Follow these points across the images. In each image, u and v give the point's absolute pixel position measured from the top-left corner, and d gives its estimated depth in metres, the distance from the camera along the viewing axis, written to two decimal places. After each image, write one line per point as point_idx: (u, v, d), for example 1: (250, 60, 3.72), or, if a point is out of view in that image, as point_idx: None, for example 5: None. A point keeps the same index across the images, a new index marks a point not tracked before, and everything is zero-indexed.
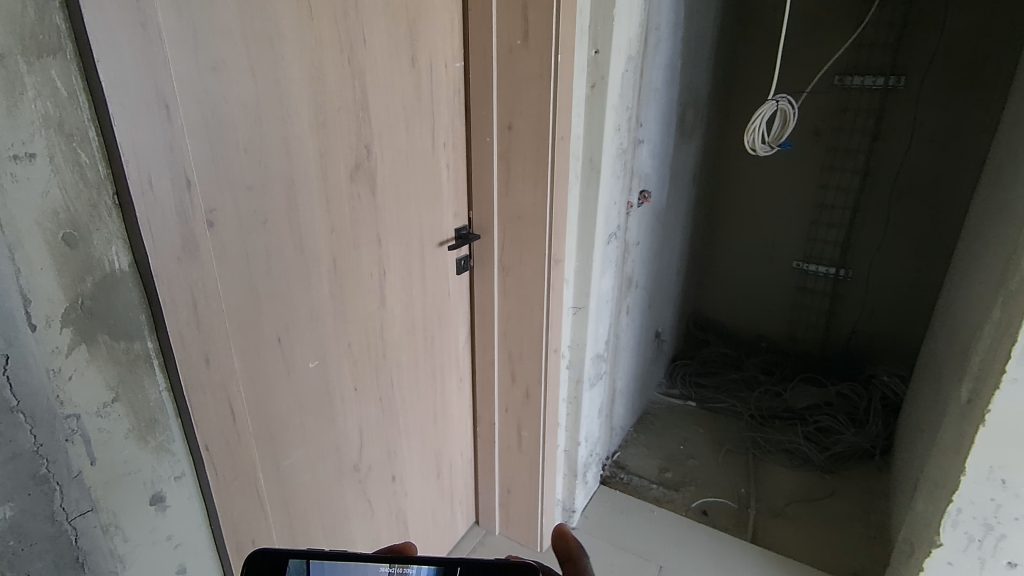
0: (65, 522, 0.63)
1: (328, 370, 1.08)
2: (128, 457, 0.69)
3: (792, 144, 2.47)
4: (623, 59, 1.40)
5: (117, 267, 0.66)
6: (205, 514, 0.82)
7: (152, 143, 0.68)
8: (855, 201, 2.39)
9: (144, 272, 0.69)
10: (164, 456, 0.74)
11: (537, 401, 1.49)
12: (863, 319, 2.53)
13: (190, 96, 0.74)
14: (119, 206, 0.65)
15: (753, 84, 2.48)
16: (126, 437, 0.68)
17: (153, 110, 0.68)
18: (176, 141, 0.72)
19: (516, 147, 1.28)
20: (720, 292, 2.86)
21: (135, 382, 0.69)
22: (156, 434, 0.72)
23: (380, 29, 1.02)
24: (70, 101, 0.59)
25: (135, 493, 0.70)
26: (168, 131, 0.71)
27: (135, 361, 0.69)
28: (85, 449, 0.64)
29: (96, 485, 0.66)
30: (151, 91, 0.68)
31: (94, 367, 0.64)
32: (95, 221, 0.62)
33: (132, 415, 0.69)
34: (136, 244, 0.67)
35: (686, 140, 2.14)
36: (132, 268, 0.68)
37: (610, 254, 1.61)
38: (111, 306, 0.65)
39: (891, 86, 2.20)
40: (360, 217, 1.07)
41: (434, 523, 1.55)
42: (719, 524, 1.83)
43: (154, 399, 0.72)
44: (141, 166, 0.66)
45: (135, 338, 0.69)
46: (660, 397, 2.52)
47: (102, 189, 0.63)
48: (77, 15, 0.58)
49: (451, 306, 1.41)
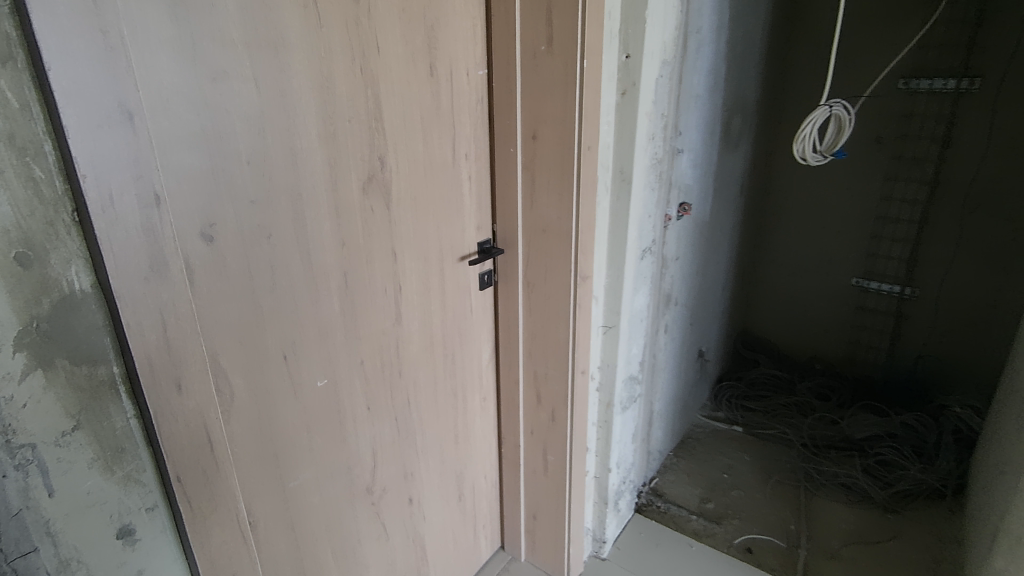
0: (5, 562, 0.62)
1: (338, 390, 1.04)
2: (92, 488, 0.67)
3: (852, 152, 2.31)
4: (657, 62, 1.31)
5: (78, 288, 0.65)
6: (180, 548, 0.81)
7: (114, 156, 0.66)
8: (922, 214, 2.20)
9: (107, 293, 0.67)
10: (133, 486, 0.72)
11: (563, 424, 1.41)
12: (932, 342, 2.31)
13: (183, 108, 0.73)
14: (79, 223, 0.64)
15: (808, 89, 2.33)
16: (89, 467, 0.67)
17: (115, 122, 0.66)
18: (142, 153, 0.69)
19: (541, 157, 1.22)
20: (771, 309, 2.70)
21: (99, 409, 0.67)
22: (124, 464, 0.71)
23: (395, 38, 0.99)
24: (23, 114, 0.58)
25: (99, 525, 0.69)
26: (133, 144, 0.68)
27: (98, 387, 0.67)
28: (41, 481, 0.63)
29: (53, 518, 0.64)
30: (110, 100, 0.65)
31: (51, 394, 0.62)
32: (52, 240, 0.62)
33: (96, 443, 0.67)
34: (98, 263, 0.66)
35: (732, 148, 2.02)
36: (94, 289, 0.66)
37: (645, 269, 1.51)
38: (70, 328, 0.64)
39: (964, 89, 2.02)
40: (374, 230, 1.04)
41: (455, 547, 1.48)
42: (766, 564, 1.68)
43: (121, 427, 0.70)
44: (100, 181, 0.64)
45: (100, 362, 0.67)
46: (703, 420, 2.38)
47: (60, 206, 0.62)
48: (26, 22, 0.57)
49: (473, 322, 1.35)
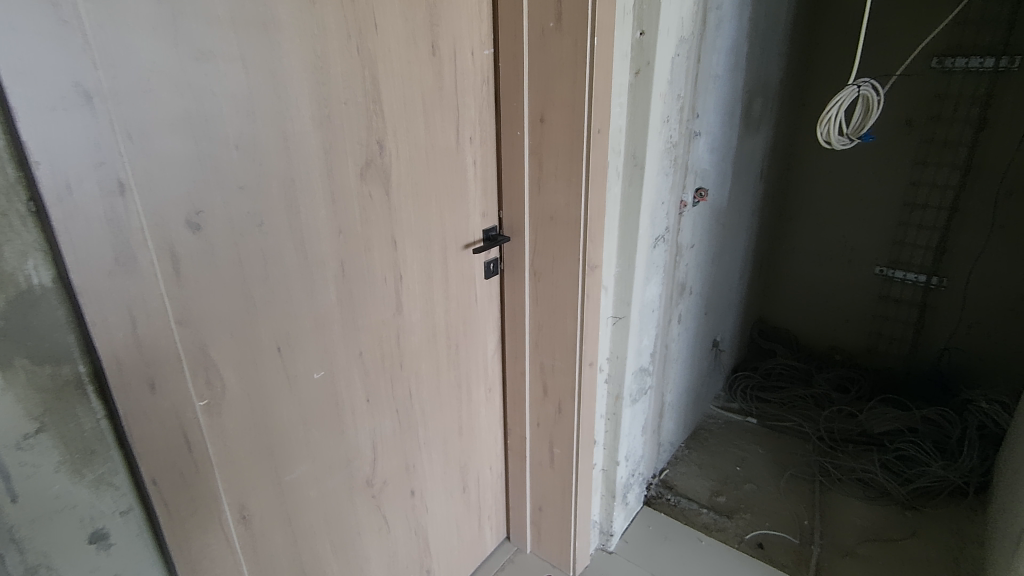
0: None
1: (335, 383, 1.01)
2: (60, 492, 0.65)
3: (879, 136, 2.21)
4: (674, 40, 1.24)
5: (37, 284, 0.61)
6: (156, 551, 0.79)
7: (72, 142, 0.62)
8: (953, 200, 2.11)
9: (69, 288, 0.64)
10: (105, 489, 0.70)
11: (570, 418, 1.37)
12: (959, 335, 2.22)
13: (161, 90, 0.69)
14: (36, 215, 0.61)
15: (835, 68, 2.23)
16: (56, 471, 0.64)
17: (72, 105, 0.61)
18: (103, 139, 0.64)
19: (548, 142, 1.16)
20: (789, 298, 2.62)
21: (66, 411, 0.65)
22: (94, 466, 0.68)
23: (394, 15, 0.94)
24: None
25: (70, 530, 0.67)
26: (93, 129, 0.64)
27: (63, 388, 0.64)
28: (4, 486, 0.60)
29: (18, 524, 0.62)
30: (65, 81, 0.61)
31: (11, 396, 0.60)
32: (4, 232, 0.58)
33: (63, 446, 0.65)
34: (57, 258, 0.62)
35: (753, 131, 1.94)
36: (55, 284, 0.63)
37: (658, 258, 1.46)
38: (29, 325, 0.61)
39: (1003, 68, 1.91)
40: (372, 218, 1.00)
41: (459, 539, 1.47)
42: (777, 560, 1.64)
43: (90, 428, 0.67)
44: (56, 169, 0.60)
45: (64, 360, 0.64)
46: (717, 411, 2.33)
47: (13, 196, 0.59)
48: None
49: (478, 312, 1.31)
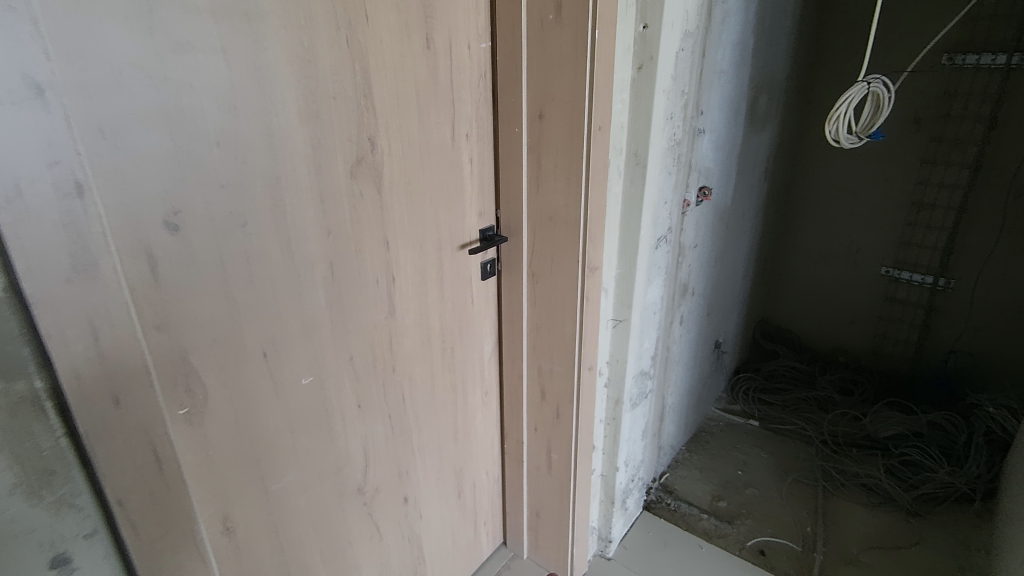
0: None
1: (324, 388, 0.98)
2: (16, 516, 0.62)
3: (887, 134, 2.16)
4: (679, 34, 1.20)
5: None
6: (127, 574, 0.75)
7: (23, 139, 0.57)
8: (961, 200, 2.06)
9: (21, 298, 0.59)
10: (67, 511, 0.66)
11: (568, 423, 1.33)
12: (966, 337, 2.19)
13: (132, 83, 0.65)
14: None
15: (843, 64, 2.18)
16: (12, 493, 0.61)
17: (23, 99, 0.57)
18: (59, 136, 0.60)
19: (547, 139, 1.12)
20: (793, 299, 2.58)
21: (22, 430, 0.61)
22: (54, 487, 0.65)
23: (386, 5, 0.90)
24: None
25: (29, 556, 0.63)
26: (49, 125, 0.59)
27: (18, 406, 0.60)
28: None
29: None
30: (15, 73, 0.56)
31: None
32: None
33: (19, 466, 0.61)
34: (8, 265, 0.58)
35: (758, 128, 1.90)
36: (7, 294, 0.59)
37: (659, 259, 1.42)
38: None
39: (1015, 64, 1.87)
40: (363, 218, 0.96)
41: (454, 545, 1.43)
42: (779, 568, 1.61)
43: (49, 447, 0.64)
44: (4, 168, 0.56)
45: (18, 377, 0.60)
46: (718, 413, 2.30)
47: None
48: None
49: (474, 314, 1.28)
